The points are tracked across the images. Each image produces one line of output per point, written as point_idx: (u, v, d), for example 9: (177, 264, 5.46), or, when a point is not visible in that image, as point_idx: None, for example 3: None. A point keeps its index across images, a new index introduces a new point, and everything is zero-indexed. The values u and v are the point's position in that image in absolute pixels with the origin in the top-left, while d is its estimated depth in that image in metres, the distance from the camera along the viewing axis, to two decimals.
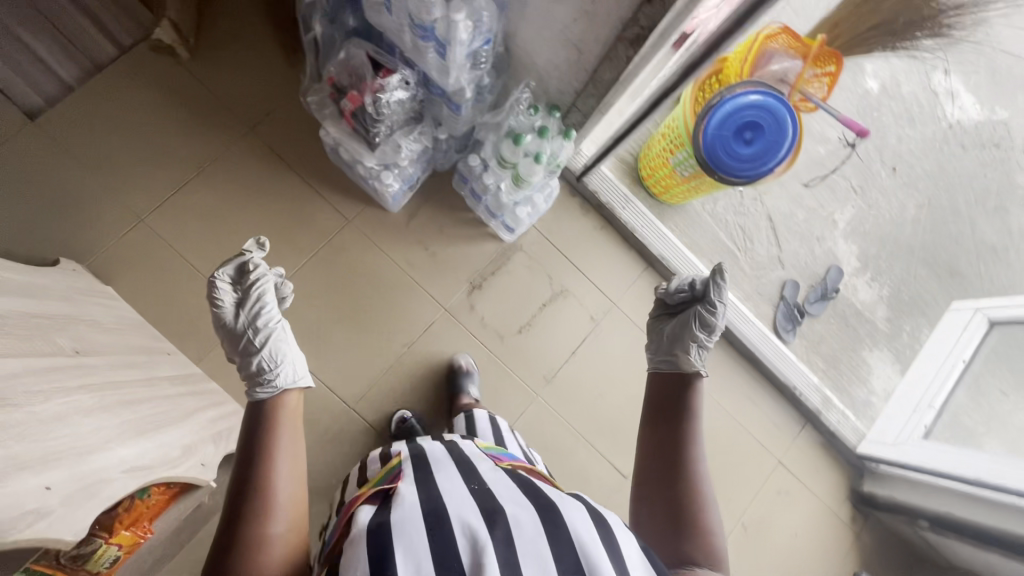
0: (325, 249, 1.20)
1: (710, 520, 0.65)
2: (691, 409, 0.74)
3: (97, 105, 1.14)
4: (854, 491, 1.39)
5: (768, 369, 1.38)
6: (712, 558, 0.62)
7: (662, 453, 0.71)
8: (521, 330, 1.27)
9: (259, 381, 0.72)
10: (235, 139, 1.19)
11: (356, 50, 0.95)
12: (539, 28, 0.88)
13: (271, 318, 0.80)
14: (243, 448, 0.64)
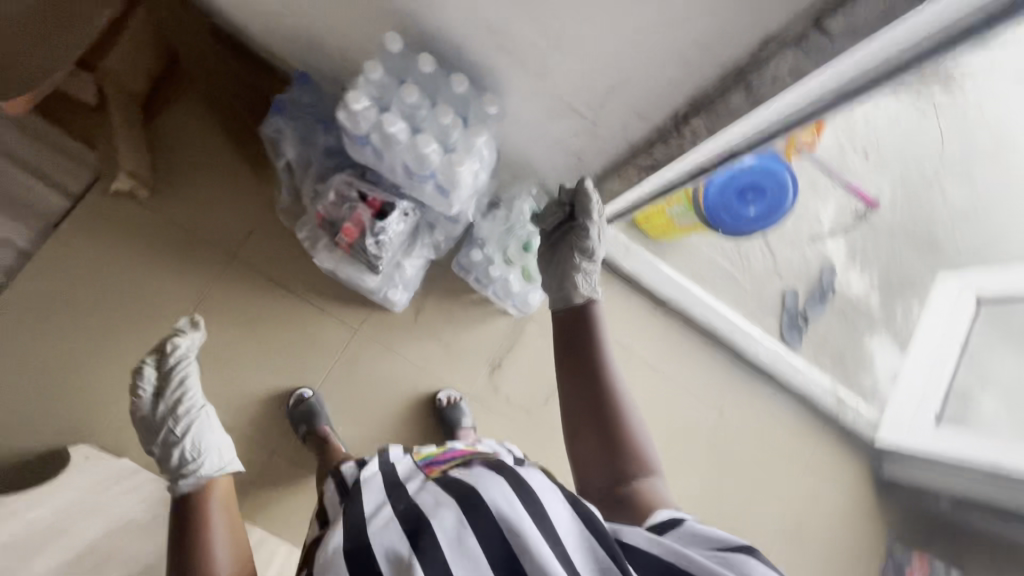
0: (340, 364, 1.17)
1: (637, 442, 0.63)
2: (591, 336, 0.68)
3: (63, 267, 1.06)
4: (877, 476, 1.48)
5: (783, 382, 1.44)
6: (644, 466, 0.61)
7: (577, 390, 0.65)
8: (548, 399, 1.27)
9: (178, 474, 0.73)
10: (224, 273, 1.12)
11: (344, 183, 0.90)
12: (535, 140, 0.83)
13: (195, 404, 0.83)
14: (181, 548, 0.63)
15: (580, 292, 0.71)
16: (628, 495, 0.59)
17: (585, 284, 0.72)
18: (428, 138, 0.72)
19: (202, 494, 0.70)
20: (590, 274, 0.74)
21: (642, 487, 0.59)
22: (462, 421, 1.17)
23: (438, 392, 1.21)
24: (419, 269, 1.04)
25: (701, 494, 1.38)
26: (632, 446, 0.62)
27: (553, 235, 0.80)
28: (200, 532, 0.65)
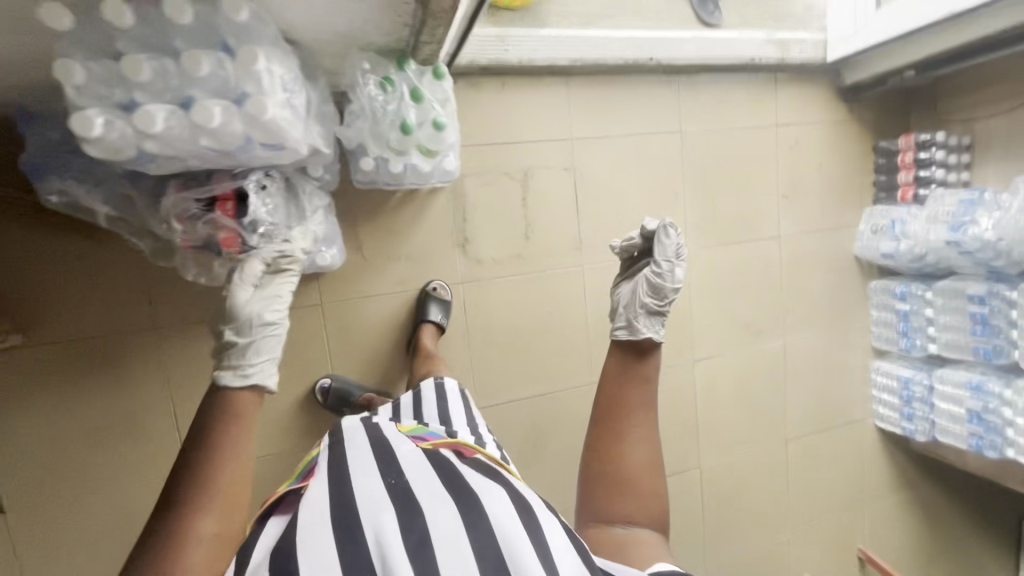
0: (333, 339, 1.13)
1: (655, 497, 0.81)
2: (647, 379, 0.89)
3: (25, 445, 0.98)
4: (841, 90, 1.46)
5: (722, 65, 1.31)
6: (648, 514, 0.80)
7: (619, 415, 0.86)
8: (528, 235, 1.23)
9: (228, 368, 0.71)
10: (164, 344, 1.04)
11: (175, 198, 0.72)
12: (320, 2, 0.63)
13: (266, 304, 0.75)
14: (189, 459, 0.63)
15: (625, 326, 0.91)
16: (622, 538, 0.77)
17: (645, 326, 0.89)
18: (205, 103, 0.54)
19: (235, 409, 0.68)
20: (654, 310, 0.90)
21: (637, 531, 0.78)
22: (429, 314, 1.12)
23: (426, 284, 1.17)
24: (324, 215, 0.91)
25: (707, 213, 1.38)
26: (641, 499, 0.80)
27: (632, 267, 1.03)
28: (213, 452, 0.64)
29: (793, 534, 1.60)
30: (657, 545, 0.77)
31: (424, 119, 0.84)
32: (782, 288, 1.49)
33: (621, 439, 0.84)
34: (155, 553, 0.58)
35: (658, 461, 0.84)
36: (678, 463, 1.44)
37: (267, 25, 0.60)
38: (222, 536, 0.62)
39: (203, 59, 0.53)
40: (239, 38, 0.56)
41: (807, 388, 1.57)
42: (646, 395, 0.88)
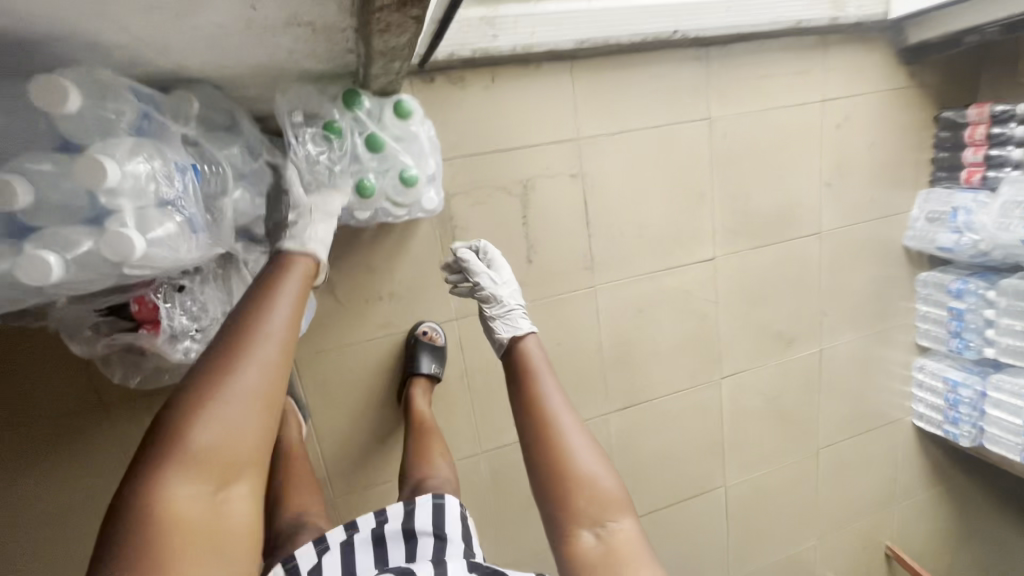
0: (312, 396, 0.98)
1: (599, 476, 0.71)
2: (540, 373, 0.78)
3: None
4: (902, 50, 1.21)
5: (762, 31, 1.06)
6: (608, 506, 0.70)
7: (528, 420, 0.75)
8: (531, 256, 1.05)
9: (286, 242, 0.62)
10: (111, 420, 0.89)
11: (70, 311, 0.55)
12: (211, 34, 0.43)
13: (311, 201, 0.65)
14: (251, 301, 0.57)
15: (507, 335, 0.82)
16: (603, 558, 0.67)
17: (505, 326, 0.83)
18: (33, 250, 0.40)
19: (293, 259, 0.61)
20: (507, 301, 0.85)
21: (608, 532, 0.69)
22: (419, 365, 0.97)
23: (416, 326, 1.01)
24: None
25: (740, 213, 1.18)
26: (598, 505, 0.70)
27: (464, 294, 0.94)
28: (270, 294, 0.57)
29: (818, 538, 1.53)
30: (637, 550, 0.69)
31: (389, 168, 0.71)
32: (821, 289, 1.32)
33: (553, 458, 0.72)
34: (203, 379, 0.52)
35: (587, 441, 0.74)
36: (702, 483, 1.34)
37: (125, 102, 0.46)
38: (266, 390, 0.54)
39: (19, 187, 0.39)
40: (78, 137, 0.43)
41: (843, 392, 1.43)
42: (563, 403, 0.76)
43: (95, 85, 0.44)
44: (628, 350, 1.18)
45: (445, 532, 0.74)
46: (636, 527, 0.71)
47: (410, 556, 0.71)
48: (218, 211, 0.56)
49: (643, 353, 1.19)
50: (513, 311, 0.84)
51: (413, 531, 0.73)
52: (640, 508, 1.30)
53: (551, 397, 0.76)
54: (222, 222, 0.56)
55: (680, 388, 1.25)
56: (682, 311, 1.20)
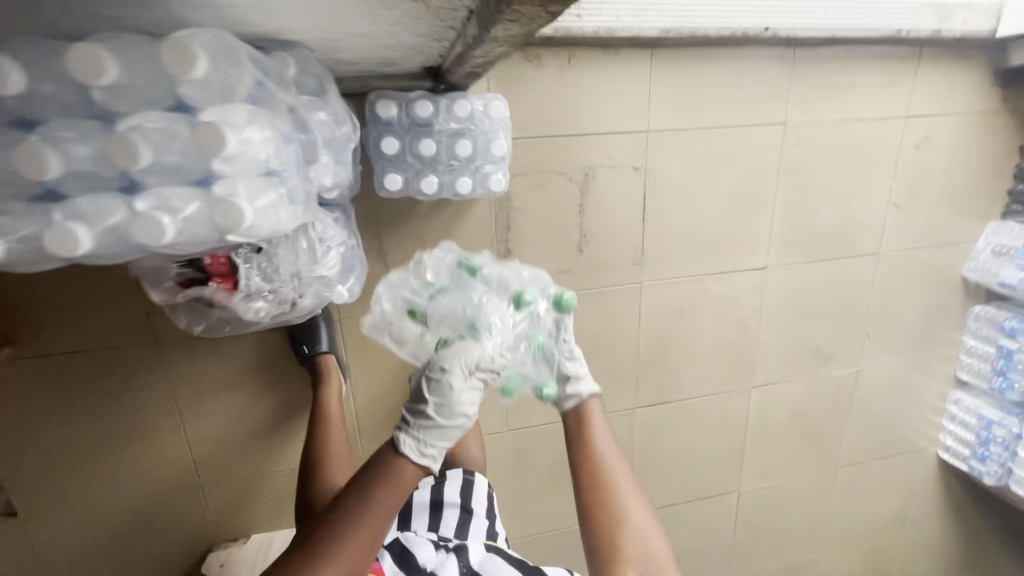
0: (355, 359, 1.00)
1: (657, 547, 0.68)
2: (601, 434, 0.73)
3: (35, 453, 0.93)
4: (999, 71, 1.13)
5: (856, 36, 1.00)
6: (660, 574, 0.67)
7: (587, 476, 0.71)
8: (582, 246, 1.04)
9: (422, 436, 0.58)
10: (163, 359, 0.92)
11: (148, 267, 0.57)
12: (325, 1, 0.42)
13: (469, 394, 0.59)
14: (361, 488, 0.55)
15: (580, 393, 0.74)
16: None
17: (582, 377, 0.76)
18: (145, 212, 0.39)
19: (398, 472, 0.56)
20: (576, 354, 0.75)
21: None
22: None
23: None
24: (338, 250, 0.73)
25: (799, 224, 1.14)
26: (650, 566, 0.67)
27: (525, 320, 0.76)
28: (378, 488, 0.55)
29: (822, 552, 1.55)
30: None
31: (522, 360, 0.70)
32: (869, 311, 1.28)
33: (610, 520, 0.68)
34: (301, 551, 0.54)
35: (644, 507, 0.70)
36: (716, 487, 1.35)
37: (243, 68, 0.44)
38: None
39: (138, 149, 0.37)
40: (194, 102, 0.41)
41: (872, 416, 1.41)
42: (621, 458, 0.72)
43: (222, 51, 0.42)
44: (665, 349, 1.17)
45: (470, 505, 0.84)
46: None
47: (436, 523, 0.81)
48: (310, 178, 0.56)
49: (678, 354, 1.19)
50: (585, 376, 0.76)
51: (440, 502, 0.83)
52: (653, 503, 1.32)
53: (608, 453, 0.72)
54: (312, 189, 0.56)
55: (710, 392, 1.25)
56: (725, 316, 1.18)
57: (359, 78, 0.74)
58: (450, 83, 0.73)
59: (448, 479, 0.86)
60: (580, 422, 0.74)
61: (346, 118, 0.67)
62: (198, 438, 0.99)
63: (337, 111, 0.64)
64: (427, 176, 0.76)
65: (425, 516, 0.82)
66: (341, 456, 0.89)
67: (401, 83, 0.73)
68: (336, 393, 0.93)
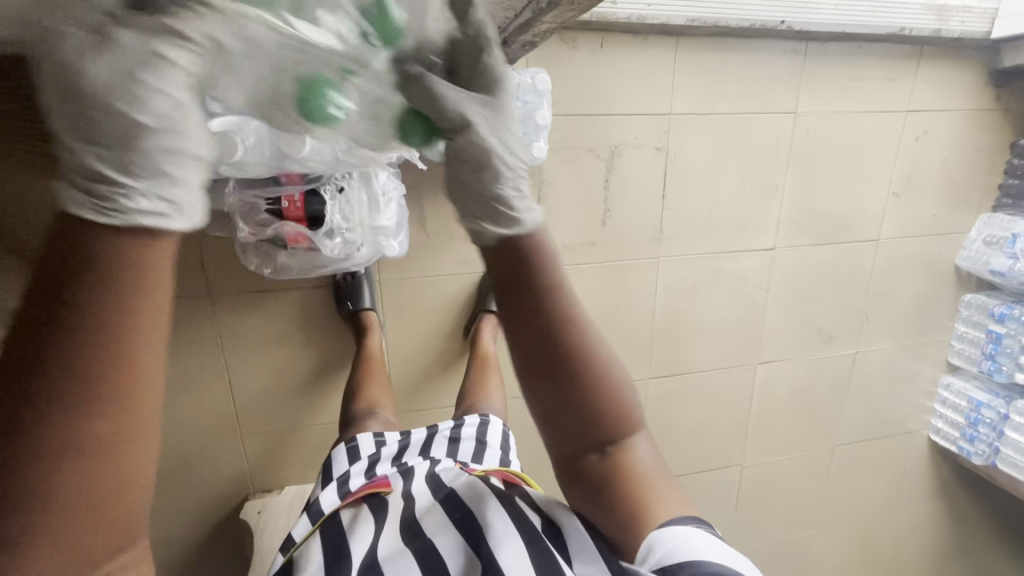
0: (391, 318, 1.06)
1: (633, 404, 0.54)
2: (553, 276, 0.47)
3: None
4: (992, 71, 1.22)
5: (864, 34, 1.09)
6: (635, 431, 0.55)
7: (532, 328, 0.47)
8: (606, 220, 1.12)
9: (109, 175, 0.33)
10: (216, 310, 0.98)
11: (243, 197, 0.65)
12: None
13: (153, 62, 0.33)
14: (72, 317, 0.30)
15: (516, 207, 0.46)
16: (627, 483, 0.55)
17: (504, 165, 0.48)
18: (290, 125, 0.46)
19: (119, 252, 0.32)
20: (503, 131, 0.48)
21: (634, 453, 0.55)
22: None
23: None
24: (398, 202, 0.80)
25: (806, 208, 1.22)
26: (619, 432, 0.54)
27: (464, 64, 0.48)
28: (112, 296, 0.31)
29: (818, 529, 1.62)
30: (652, 468, 0.56)
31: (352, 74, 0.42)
32: (868, 295, 1.36)
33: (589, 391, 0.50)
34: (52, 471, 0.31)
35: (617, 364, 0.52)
36: (720, 460, 1.42)
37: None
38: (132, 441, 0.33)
39: None
40: None
41: (869, 397, 1.49)
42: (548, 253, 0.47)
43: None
44: (678, 324, 1.25)
45: (485, 439, 0.89)
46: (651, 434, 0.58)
47: (453, 452, 0.85)
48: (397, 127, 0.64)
49: (690, 328, 1.26)
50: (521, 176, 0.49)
51: (458, 436, 0.88)
52: None
53: (580, 319, 0.48)
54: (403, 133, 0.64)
55: (719, 366, 1.32)
56: (734, 293, 1.25)
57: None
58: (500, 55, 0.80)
59: (468, 420, 0.92)
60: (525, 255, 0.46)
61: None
62: (242, 388, 1.05)
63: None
64: None
65: (442, 446, 0.86)
66: (380, 380, 0.98)
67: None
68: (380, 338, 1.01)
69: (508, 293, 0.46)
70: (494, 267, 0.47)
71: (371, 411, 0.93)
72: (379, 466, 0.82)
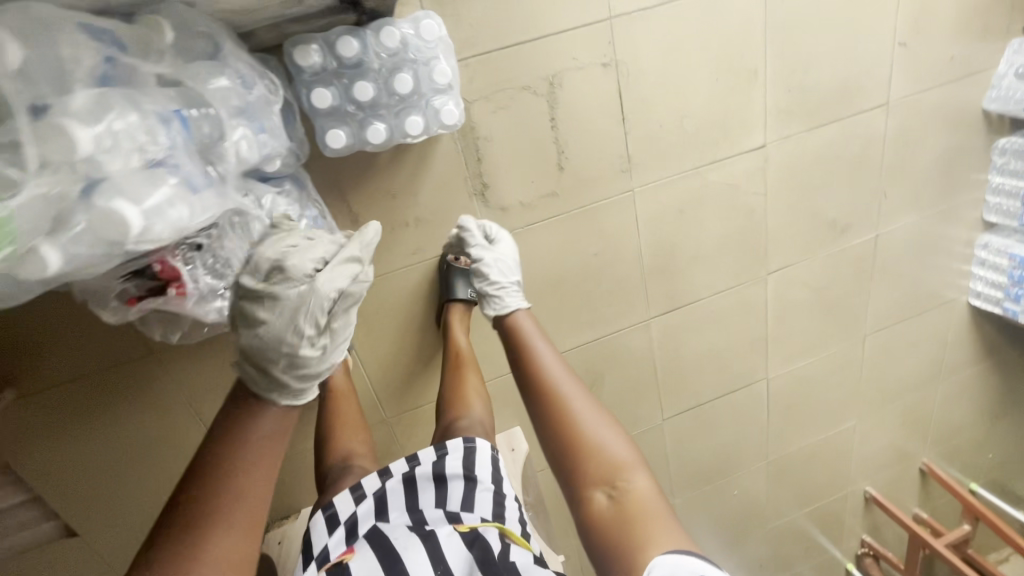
0: (354, 331, 0.98)
1: (616, 448, 0.76)
2: (537, 365, 0.85)
3: (81, 477, 0.96)
4: None
5: None
6: (623, 468, 0.74)
7: (537, 398, 0.83)
8: (562, 164, 0.97)
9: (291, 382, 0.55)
10: (167, 366, 0.91)
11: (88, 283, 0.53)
12: None
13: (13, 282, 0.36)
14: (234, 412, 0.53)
15: (501, 299, 0.91)
16: (617, 514, 0.70)
17: (500, 275, 0.91)
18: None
19: (251, 408, 0.53)
20: (506, 265, 0.92)
21: (623, 487, 0.72)
22: (455, 292, 0.96)
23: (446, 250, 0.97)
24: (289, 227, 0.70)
25: (796, 90, 1.03)
26: (610, 469, 0.74)
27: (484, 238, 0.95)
28: (226, 453, 0.50)
29: (859, 419, 1.56)
30: (649, 501, 0.71)
31: None
32: (882, 170, 1.19)
33: (573, 433, 0.78)
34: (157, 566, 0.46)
35: (600, 416, 0.80)
36: (743, 379, 1.34)
37: (84, 48, 0.44)
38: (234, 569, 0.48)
39: None
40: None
41: (898, 277, 1.36)
42: (549, 356, 0.86)
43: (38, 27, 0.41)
44: (670, 256, 1.12)
45: (474, 473, 0.82)
46: (653, 479, 0.74)
47: (440, 497, 0.80)
48: (219, 158, 0.57)
49: (684, 256, 1.13)
50: (513, 288, 0.93)
51: (443, 476, 0.81)
52: (682, 406, 1.32)
53: (564, 387, 0.82)
54: (224, 169, 0.57)
55: (725, 288, 1.20)
56: (727, 206, 1.11)
57: (271, 27, 0.64)
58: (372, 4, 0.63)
59: (452, 448, 0.83)
60: (524, 358, 0.87)
61: (253, 67, 0.64)
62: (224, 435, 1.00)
63: (240, 67, 0.62)
64: (372, 124, 0.69)
65: (428, 491, 0.81)
66: (349, 420, 0.93)
67: (319, 23, 0.65)
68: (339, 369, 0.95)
69: (524, 383, 0.86)
70: (523, 381, 0.86)
71: (346, 464, 0.89)
72: (359, 528, 0.78)
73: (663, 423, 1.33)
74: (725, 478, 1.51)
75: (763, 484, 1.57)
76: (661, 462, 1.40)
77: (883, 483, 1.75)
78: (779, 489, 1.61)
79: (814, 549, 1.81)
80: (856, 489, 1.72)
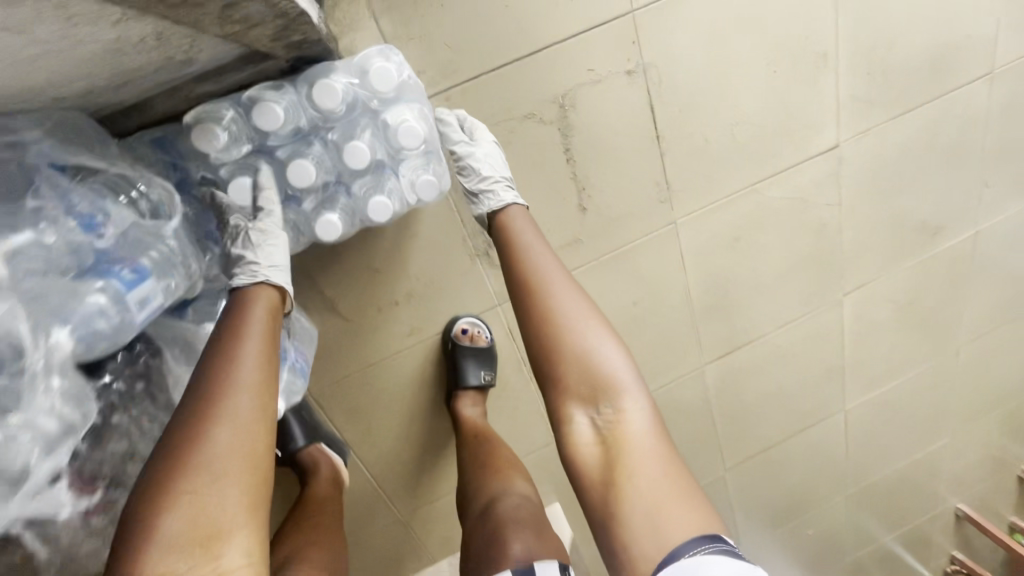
0: (350, 430, 0.81)
1: (613, 371, 0.58)
2: (516, 256, 0.61)
3: None
4: None
5: None
6: (618, 399, 0.57)
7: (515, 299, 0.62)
8: (585, 203, 0.76)
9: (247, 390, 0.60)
10: None
11: None
12: None
13: None
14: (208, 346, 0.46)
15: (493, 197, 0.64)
16: (604, 457, 0.57)
17: (490, 170, 0.64)
18: None
19: (241, 307, 0.49)
20: (494, 160, 0.65)
21: (618, 421, 0.57)
22: (467, 380, 0.77)
23: (450, 324, 0.78)
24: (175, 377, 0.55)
25: (878, 70, 0.80)
26: (603, 397, 0.58)
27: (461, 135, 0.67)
28: (224, 358, 0.45)
29: (951, 435, 1.34)
30: (648, 450, 0.55)
31: None
32: (985, 153, 0.95)
33: (560, 350, 0.58)
34: (166, 468, 0.41)
35: (596, 327, 0.59)
36: (817, 413, 1.13)
37: None
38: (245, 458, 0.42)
39: None
40: None
41: (1001, 276, 1.11)
42: (534, 241, 0.61)
43: None
44: (726, 292, 0.91)
45: None
46: (654, 413, 0.58)
47: None
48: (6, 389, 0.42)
49: (744, 290, 0.92)
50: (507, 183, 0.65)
51: None
52: (747, 452, 1.12)
53: (550, 281, 0.59)
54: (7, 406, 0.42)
55: (794, 318, 0.98)
56: (793, 224, 0.88)
57: (172, 92, 0.49)
58: (282, 41, 0.46)
59: None
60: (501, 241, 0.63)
61: (78, 188, 0.48)
62: None
63: (65, 198, 0.47)
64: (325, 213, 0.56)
65: None
66: (321, 523, 0.68)
67: (238, 76, 0.50)
68: (326, 475, 0.74)
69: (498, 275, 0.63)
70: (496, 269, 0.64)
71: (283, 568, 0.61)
72: None
73: (726, 473, 1.14)
74: (799, 518, 1.31)
75: (841, 517, 1.37)
76: (726, 512, 1.21)
77: (978, 497, 1.53)
78: (861, 520, 1.40)
79: (900, 574, 1.61)
80: (947, 507, 1.50)
